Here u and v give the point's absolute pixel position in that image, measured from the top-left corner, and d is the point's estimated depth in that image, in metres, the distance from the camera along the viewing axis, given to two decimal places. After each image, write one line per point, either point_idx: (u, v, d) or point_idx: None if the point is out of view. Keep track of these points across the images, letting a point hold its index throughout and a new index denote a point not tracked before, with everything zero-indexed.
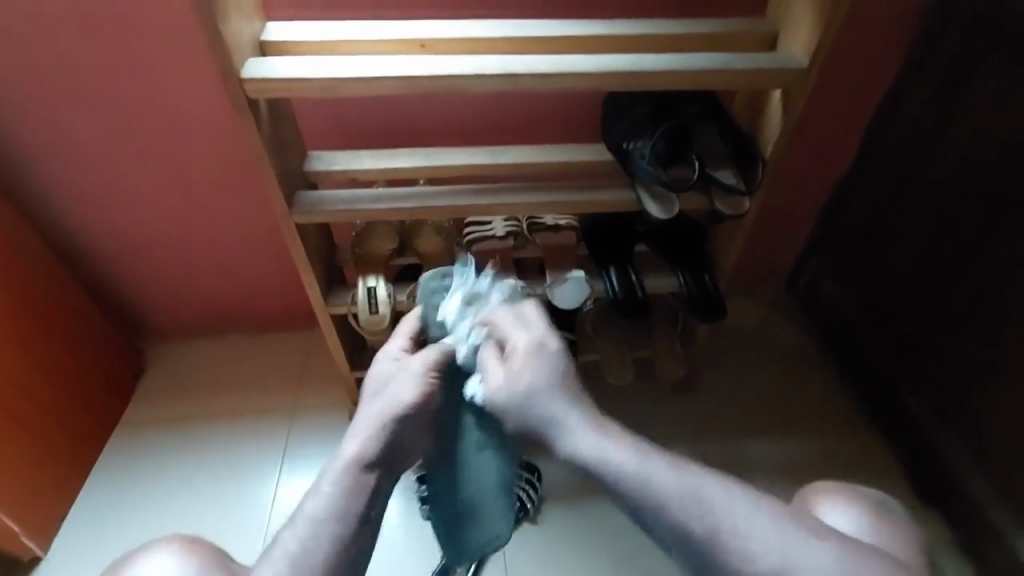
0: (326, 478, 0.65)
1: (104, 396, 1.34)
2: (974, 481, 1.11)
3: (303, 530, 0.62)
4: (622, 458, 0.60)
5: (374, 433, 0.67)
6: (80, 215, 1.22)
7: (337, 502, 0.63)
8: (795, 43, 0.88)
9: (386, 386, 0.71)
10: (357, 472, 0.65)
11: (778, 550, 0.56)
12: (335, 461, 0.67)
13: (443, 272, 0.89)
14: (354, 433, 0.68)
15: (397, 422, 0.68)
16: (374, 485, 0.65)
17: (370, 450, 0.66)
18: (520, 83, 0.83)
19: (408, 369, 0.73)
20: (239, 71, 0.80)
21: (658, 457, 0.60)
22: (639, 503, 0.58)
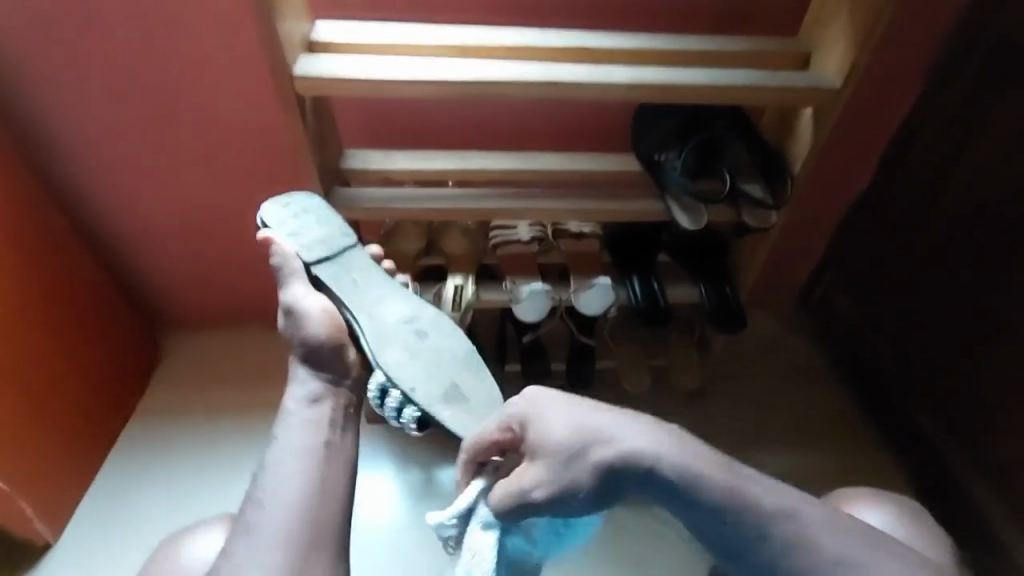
0: (287, 427, 0.77)
1: (121, 385, 1.35)
2: (982, 501, 1.12)
3: (280, 472, 0.71)
4: (644, 442, 0.63)
5: (310, 376, 0.81)
6: (110, 203, 1.25)
7: (310, 434, 0.75)
8: (829, 63, 0.90)
9: (292, 325, 0.84)
10: (305, 406, 0.78)
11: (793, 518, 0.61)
12: (285, 415, 0.78)
13: (287, 201, 0.90)
14: (294, 387, 0.81)
15: (311, 356, 0.82)
16: (330, 418, 0.78)
17: (313, 382, 0.81)
18: (560, 91, 0.85)
19: (303, 305, 0.83)
20: (289, 68, 0.82)
21: (663, 432, 0.65)
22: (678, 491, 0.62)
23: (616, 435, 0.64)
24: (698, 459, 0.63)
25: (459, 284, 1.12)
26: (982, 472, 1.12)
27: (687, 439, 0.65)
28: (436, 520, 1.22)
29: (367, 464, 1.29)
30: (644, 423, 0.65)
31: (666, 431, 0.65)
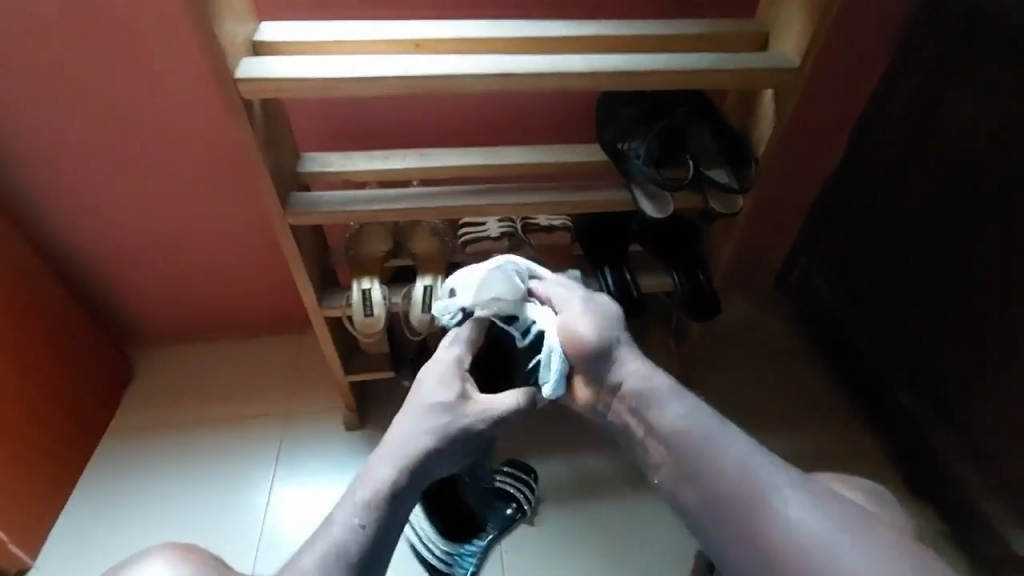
0: (358, 497, 0.66)
1: (90, 406, 1.31)
2: (961, 474, 1.13)
3: (325, 553, 0.62)
4: (657, 384, 0.74)
5: (413, 461, 0.69)
6: (66, 220, 1.20)
7: (368, 528, 0.64)
8: (786, 43, 0.89)
9: (430, 412, 0.73)
10: (382, 501, 0.66)
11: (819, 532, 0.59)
12: (365, 481, 0.68)
13: (315, 200, 0.98)
14: (390, 456, 0.69)
15: (425, 455, 0.70)
16: (396, 518, 0.66)
17: (407, 477, 0.68)
18: (517, 83, 0.83)
19: (462, 410, 0.74)
20: (232, 71, 0.79)
21: (674, 390, 0.74)
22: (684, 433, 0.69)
23: (632, 366, 0.76)
24: (685, 410, 0.71)
25: (429, 284, 1.10)
26: (960, 444, 1.13)
27: (679, 395, 0.73)
28: None
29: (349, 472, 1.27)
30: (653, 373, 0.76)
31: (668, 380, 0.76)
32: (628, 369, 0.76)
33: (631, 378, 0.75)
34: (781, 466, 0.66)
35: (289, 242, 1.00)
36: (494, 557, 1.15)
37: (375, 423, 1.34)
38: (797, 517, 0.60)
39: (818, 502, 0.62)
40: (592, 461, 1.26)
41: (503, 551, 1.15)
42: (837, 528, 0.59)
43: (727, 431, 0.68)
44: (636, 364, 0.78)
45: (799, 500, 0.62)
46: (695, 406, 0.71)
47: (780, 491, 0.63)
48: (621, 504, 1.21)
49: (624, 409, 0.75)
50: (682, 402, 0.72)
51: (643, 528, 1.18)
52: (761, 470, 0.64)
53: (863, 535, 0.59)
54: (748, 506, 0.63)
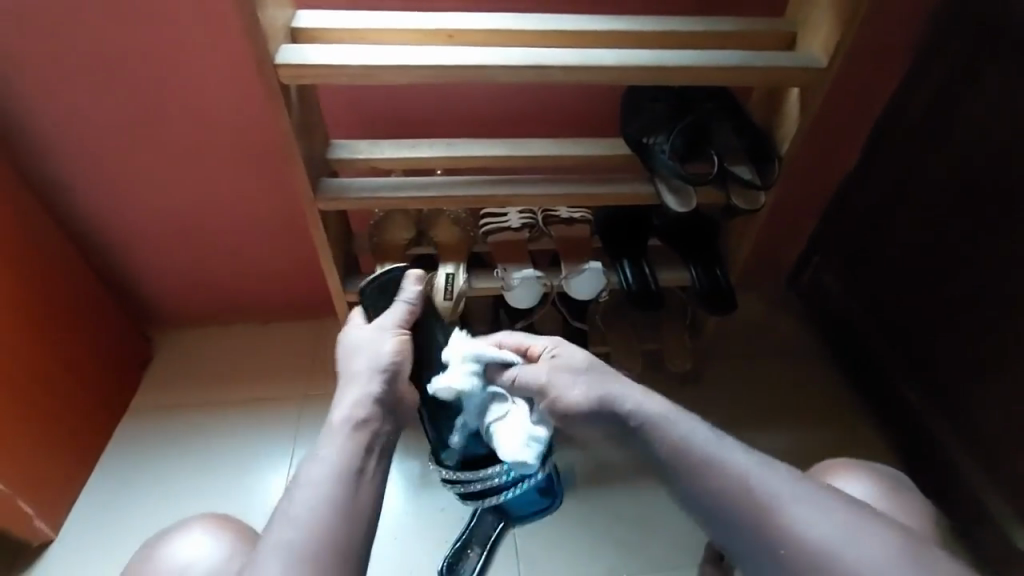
0: (326, 440, 0.69)
1: (113, 384, 1.34)
2: (965, 472, 1.15)
3: (305, 490, 0.63)
4: (658, 409, 0.72)
5: (367, 392, 0.74)
6: (95, 201, 1.22)
7: (343, 452, 0.67)
8: (814, 43, 0.90)
9: (362, 351, 0.81)
10: (351, 429, 0.70)
11: (836, 537, 0.60)
12: (328, 428, 0.71)
13: (343, 185, 1.00)
14: (344, 399, 0.73)
15: (380, 381, 0.76)
16: (367, 441, 0.70)
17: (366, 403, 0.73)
18: (547, 75, 0.85)
19: (379, 333, 0.83)
20: (272, 57, 0.81)
21: (679, 413, 0.72)
22: (697, 463, 0.66)
23: (630, 393, 0.74)
24: (697, 433, 0.69)
25: (450, 273, 1.12)
26: (966, 443, 1.14)
27: (686, 417, 0.71)
28: (435, 508, 1.23)
29: None
30: (652, 397, 0.74)
31: (664, 401, 0.73)
32: (620, 394, 0.74)
33: (633, 406, 0.72)
34: (784, 471, 0.65)
35: (317, 228, 1.02)
36: (508, 542, 1.17)
37: None
38: (805, 525, 0.61)
39: (821, 506, 0.62)
40: (605, 451, 1.28)
41: (516, 537, 1.18)
42: (856, 539, 0.60)
43: (726, 444, 0.67)
44: (633, 388, 0.75)
45: (810, 508, 0.62)
46: (699, 428, 0.70)
47: (794, 501, 0.63)
48: (632, 493, 1.23)
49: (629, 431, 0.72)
50: (681, 416, 0.71)
51: (653, 517, 1.20)
52: (765, 481, 0.64)
53: (875, 538, 0.60)
54: (758, 526, 0.63)
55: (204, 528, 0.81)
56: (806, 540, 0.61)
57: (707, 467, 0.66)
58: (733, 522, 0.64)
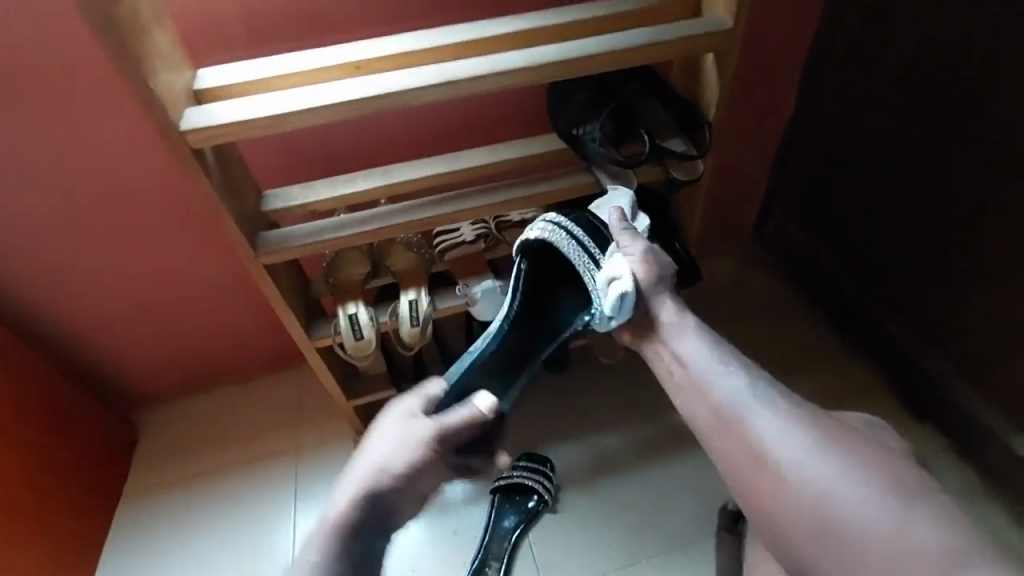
0: (313, 542, 0.70)
1: (99, 479, 1.31)
2: (954, 388, 1.17)
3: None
4: (685, 328, 0.83)
5: (360, 496, 0.72)
6: (41, 297, 1.19)
7: (320, 568, 0.66)
8: (716, 4, 0.89)
9: (386, 441, 0.78)
10: (332, 540, 0.69)
11: (799, 445, 0.65)
12: (320, 523, 0.72)
13: (282, 236, 0.97)
14: (345, 496, 0.73)
15: (381, 485, 0.74)
16: (351, 555, 0.68)
17: (354, 509, 0.71)
18: (463, 88, 0.84)
19: (416, 428, 0.79)
20: (178, 125, 0.79)
21: (698, 332, 0.83)
22: (696, 369, 0.78)
23: (672, 316, 0.85)
24: (703, 352, 0.79)
25: (413, 299, 1.11)
26: (950, 360, 1.17)
27: (711, 343, 0.81)
28: (447, 534, 1.21)
29: None
30: (690, 321, 0.84)
31: (703, 328, 0.83)
32: (659, 312, 0.85)
33: (667, 322, 0.84)
34: (785, 399, 0.71)
35: (267, 283, 1.00)
36: (525, 553, 1.16)
37: None
38: (773, 429, 0.68)
39: (796, 421, 0.68)
40: (604, 441, 1.28)
41: (531, 545, 1.17)
42: (823, 457, 0.63)
43: (730, 370, 0.76)
44: (674, 312, 0.85)
45: (783, 423, 0.68)
46: (714, 352, 0.79)
47: (766, 408, 0.70)
48: (638, 477, 1.23)
49: (651, 352, 0.85)
50: (705, 345, 0.80)
51: (663, 495, 1.21)
52: (752, 394, 0.72)
53: (844, 448, 0.65)
54: (734, 423, 0.71)
55: None
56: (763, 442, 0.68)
57: (700, 374, 0.77)
58: (711, 417, 0.74)
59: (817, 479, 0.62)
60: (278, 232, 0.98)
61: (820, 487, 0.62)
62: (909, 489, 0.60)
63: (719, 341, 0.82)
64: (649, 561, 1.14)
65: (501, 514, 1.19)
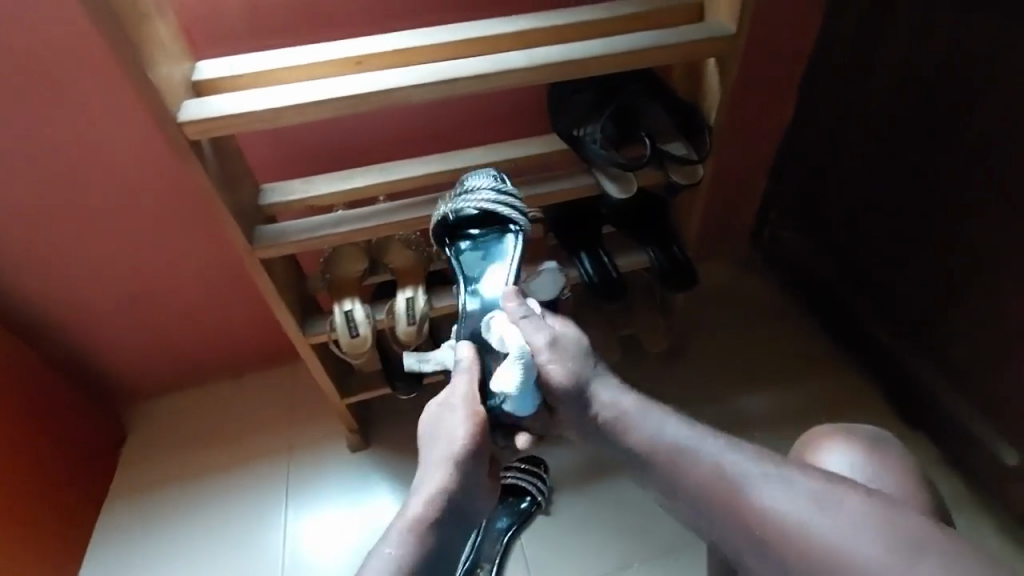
0: (390, 536, 0.67)
1: (87, 473, 1.29)
2: (942, 397, 1.18)
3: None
4: (627, 405, 0.72)
5: (437, 485, 0.69)
6: (32, 288, 1.17)
7: (404, 562, 0.64)
8: (719, 9, 0.89)
9: (444, 423, 0.74)
10: (416, 532, 0.66)
11: (802, 510, 0.60)
12: (396, 519, 0.68)
13: (280, 230, 0.97)
14: (418, 489, 0.70)
15: (456, 465, 0.70)
16: (433, 546, 0.66)
17: (432, 503, 0.68)
18: (464, 87, 0.83)
19: (460, 402, 0.74)
20: (176, 116, 0.78)
21: (642, 405, 0.72)
22: (662, 455, 0.68)
23: (607, 391, 0.73)
24: (656, 428, 0.70)
25: (410, 297, 1.10)
26: (940, 369, 1.17)
27: (658, 415, 0.71)
28: None
29: (359, 493, 1.28)
30: (625, 396, 0.73)
31: (633, 396, 0.73)
32: (595, 393, 0.73)
33: (605, 409, 0.72)
34: (759, 455, 0.66)
35: (262, 277, 0.99)
36: (517, 555, 1.16)
37: (379, 439, 1.34)
38: (779, 505, 0.61)
39: (794, 482, 0.63)
40: (596, 444, 1.28)
41: (523, 548, 1.17)
42: (825, 516, 0.60)
43: (698, 439, 0.67)
44: (610, 387, 0.74)
45: (774, 487, 0.62)
46: (667, 423, 0.70)
47: (757, 482, 0.63)
48: (631, 481, 1.23)
49: (609, 439, 0.72)
50: (655, 415, 0.71)
51: (656, 500, 1.20)
52: (730, 464, 0.65)
53: (853, 503, 0.60)
54: (728, 508, 0.63)
55: None
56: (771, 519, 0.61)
57: (668, 456, 0.67)
58: (699, 501, 0.65)
59: (828, 538, 0.58)
60: (275, 227, 0.97)
61: (849, 561, 0.57)
62: (925, 535, 0.57)
63: (657, 407, 0.72)
64: (640, 565, 1.14)
65: None
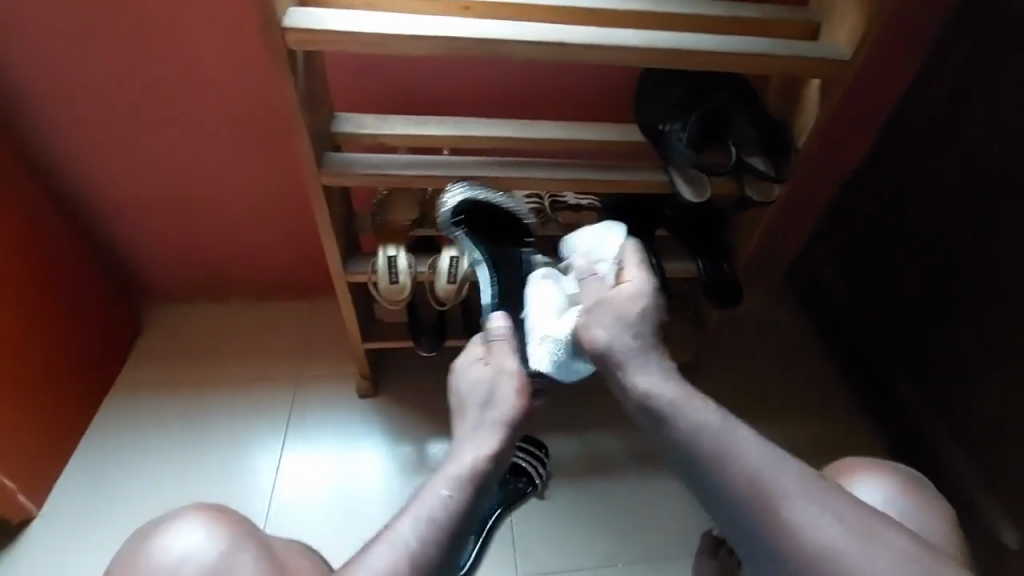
0: (443, 479, 0.70)
1: (98, 360, 1.29)
2: (953, 466, 1.17)
3: (418, 525, 0.66)
4: (669, 393, 0.70)
5: (490, 446, 0.74)
6: (85, 166, 1.17)
7: (458, 502, 0.69)
8: (839, 34, 0.88)
9: (495, 392, 0.79)
10: (473, 482, 0.71)
11: (843, 535, 0.59)
12: (447, 465, 0.72)
13: (347, 160, 0.95)
14: (469, 442, 0.74)
15: (509, 434, 0.76)
16: (479, 497, 0.71)
17: (488, 462, 0.73)
18: (569, 53, 0.81)
19: (511, 377, 0.81)
20: (280, 20, 0.76)
21: (688, 394, 0.70)
22: (701, 448, 0.66)
23: (644, 375, 0.73)
24: (702, 416, 0.68)
25: (454, 256, 1.09)
26: (958, 438, 1.16)
27: (704, 406, 0.69)
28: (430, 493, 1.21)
29: (359, 439, 1.28)
30: (670, 382, 0.72)
31: (682, 387, 0.71)
32: (638, 378, 0.72)
33: (644, 387, 0.71)
34: (806, 472, 0.64)
35: (320, 206, 0.98)
36: (503, 530, 1.16)
37: (388, 390, 1.34)
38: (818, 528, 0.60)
39: (841, 512, 0.61)
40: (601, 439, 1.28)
41: (511, 525, 1.17)
42: (864, 549, 0.58)
43: (745, 438, 0.66)
44: (652, 373, 0.73)
45: (817, 507, 0.61)
46: (714, 418, 0.68)
47: (799, 498, 0.61)
48: (629, 483, 1.23)
49: (644, 421, 0.71)
50: (703, 406, 0.69)
51: (649, 507, 1.20)
52: (775, 471, 0.63)
53: (900, 543, 0.59)
54: (765, 510, 0.62)
55: (198, 520, 0.78)
56: (807, 536, 0.60)
57: (709, 452, 0.65)
58: (736, 499, 0.63)
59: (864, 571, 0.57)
60: (342, 157, 0.96)
61: None
62: None
63: (701, 397, 0.70)
64: (622, 566, 1.14)
65: None
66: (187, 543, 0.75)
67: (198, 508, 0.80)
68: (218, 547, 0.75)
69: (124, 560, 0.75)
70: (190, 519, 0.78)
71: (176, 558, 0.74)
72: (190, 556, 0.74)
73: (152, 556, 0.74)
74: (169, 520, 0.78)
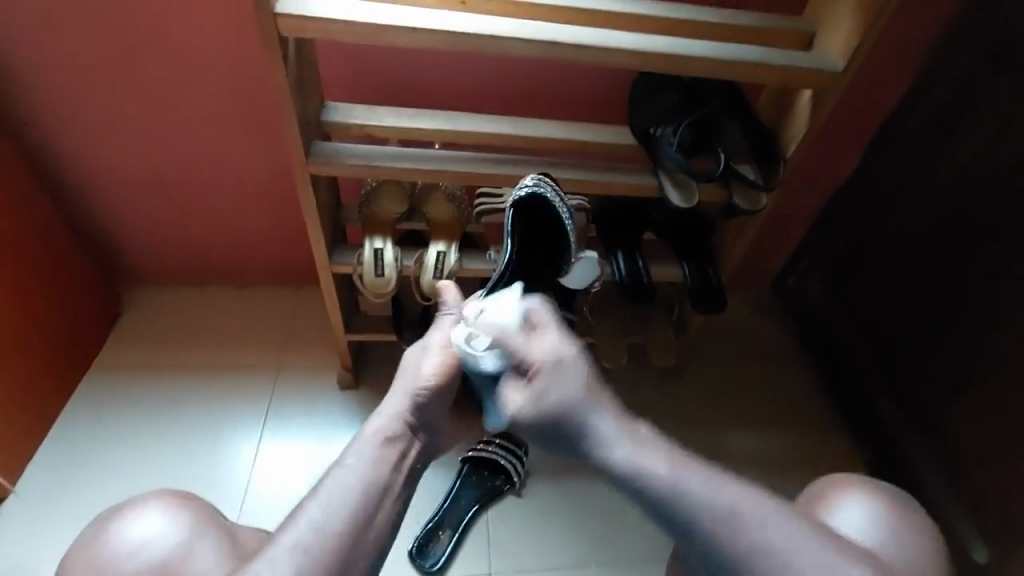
0: (351, 449, 0.69)
1: (76, 342, 1.27)
2: (926, 479, 1.19)
3: (326, 498, 0.65)
4: (622, 451, 0.67)
5: (399, 415, 0.72)
6: (69, 145, 1.15)
7: (362, 471, 0.67)
8: (831, 46, 0.88)
9: (413, 364, 0.76)
10: (379, 448, 0.69)
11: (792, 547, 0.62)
12: (358, 436, 0.70)
13: (336, 149, 0.95)
14: (378, 412, 0.72)
15: (419, 400, 0.73)
16: (394, 462, 0.69)
17: (396, 427, 0.70)
18: (563, 52, 0.81)
19: (431, 348, 0.77)
20: (273, 5, 0.75)
21: (647, 448, 0.67)
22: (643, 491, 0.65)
23: (608, 432, 0.68)
24: (649, 462, 0.66)
25: (441, 251, 1.08)
26: (931, 452, 1.18)
27: (650, 453, 0.67)
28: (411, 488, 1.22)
29: (337, 432, 1.27)
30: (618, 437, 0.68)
31: (631, 436, 0.68)
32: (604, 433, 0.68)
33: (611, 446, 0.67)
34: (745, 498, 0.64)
35: (307, 194, 0.97)
36: (480, 527, 1.17)
37: (370, 383, 1.34)
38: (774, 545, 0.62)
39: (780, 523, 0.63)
40: None
41: (488, 522, 1.18)
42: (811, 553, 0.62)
43: (687, 471, 0.65)
44: (614, 428, 0.69)
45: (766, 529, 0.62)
46: (650, 452, 0.67)
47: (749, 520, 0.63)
48: (606, 484, 1.24)
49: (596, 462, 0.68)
50: (653, 454, 0.67)
51: (625, 510, 1.21)
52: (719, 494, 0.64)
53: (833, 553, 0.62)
54: (725, 540, 0.62)
55: (160, 508, 0.78)
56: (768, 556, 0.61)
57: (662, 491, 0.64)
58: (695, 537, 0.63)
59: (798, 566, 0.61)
60: (334, 145, 0.95)
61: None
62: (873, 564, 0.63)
63: (663, 446, 0.68)
64: (597, 566, 1.15)
65: (465, 487, 1.13)
66: (146, 528, 0.75)
67: (162, 495, 0.79)
68: (180, 534, 0.75)
69: (80, 552, 0.75)
70: (153, 506, 0.77)
71: (134, 545, 0.73)
72: (151, 540, 0.74)
73: (110, 542, 0.74)
74: (132, 506, 0.78)
